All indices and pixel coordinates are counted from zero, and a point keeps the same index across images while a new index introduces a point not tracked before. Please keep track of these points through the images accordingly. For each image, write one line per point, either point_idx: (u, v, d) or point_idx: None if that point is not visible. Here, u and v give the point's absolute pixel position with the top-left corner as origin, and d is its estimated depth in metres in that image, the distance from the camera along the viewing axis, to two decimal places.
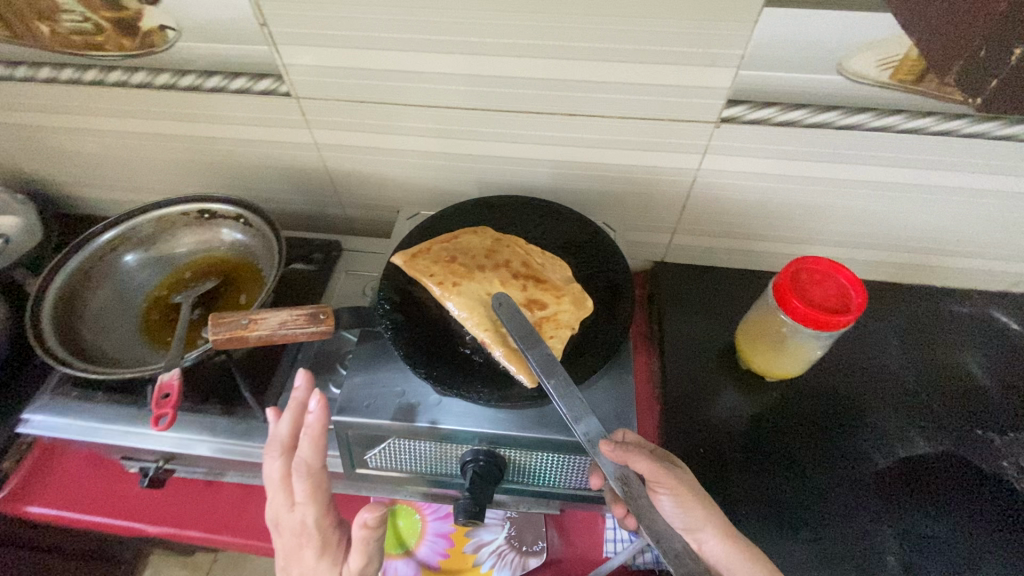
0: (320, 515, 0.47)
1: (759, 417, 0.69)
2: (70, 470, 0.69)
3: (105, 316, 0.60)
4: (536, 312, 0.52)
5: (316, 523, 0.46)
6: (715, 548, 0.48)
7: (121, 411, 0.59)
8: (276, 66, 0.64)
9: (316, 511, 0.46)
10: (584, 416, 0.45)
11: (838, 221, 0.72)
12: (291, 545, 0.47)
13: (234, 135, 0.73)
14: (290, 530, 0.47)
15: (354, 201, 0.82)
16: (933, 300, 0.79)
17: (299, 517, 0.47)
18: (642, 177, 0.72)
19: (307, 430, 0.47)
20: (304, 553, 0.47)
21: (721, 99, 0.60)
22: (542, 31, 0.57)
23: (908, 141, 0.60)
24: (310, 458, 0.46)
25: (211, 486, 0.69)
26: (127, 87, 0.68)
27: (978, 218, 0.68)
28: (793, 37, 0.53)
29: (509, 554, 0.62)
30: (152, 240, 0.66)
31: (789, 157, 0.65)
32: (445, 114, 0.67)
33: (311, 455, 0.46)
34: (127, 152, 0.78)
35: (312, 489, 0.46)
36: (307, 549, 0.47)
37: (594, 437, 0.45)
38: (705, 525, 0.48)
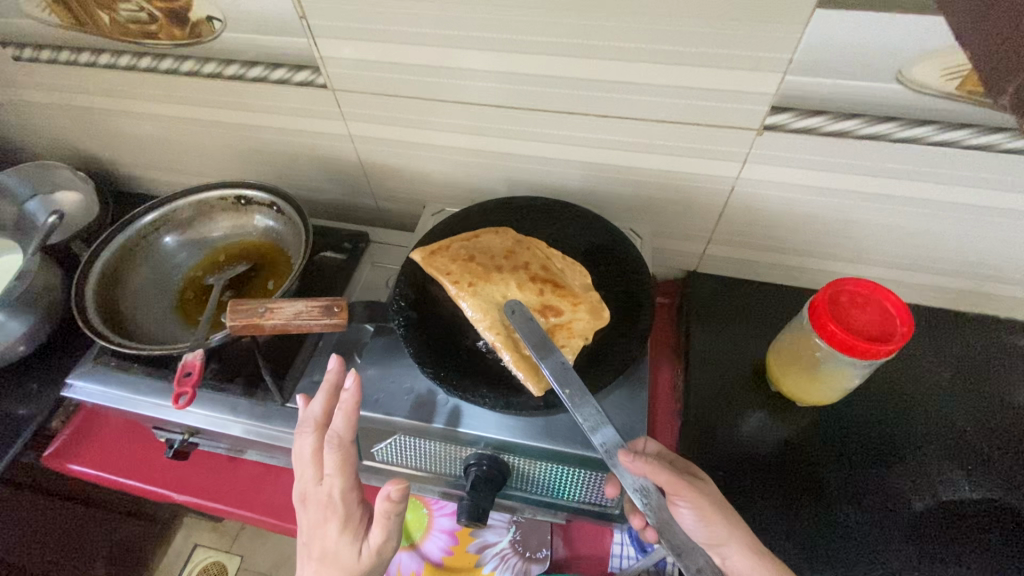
0: (345, 488, 0.46)
1: (787, 443, 0.65)
2: (110, 434, 0.74)
3: (144, 293, 0.64)
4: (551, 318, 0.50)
5: (343, 496, 0.46)
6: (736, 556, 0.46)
7: (153, 384, 0.62)
8: (314, 58, 0.65)
9: (344, 485, 0.46)
10: (601, 426, 0.44)
11: (890, 241, 0.67)
12: (315, 519, 0.47)
13: (274, 124, 0.75)
14: (316, 503, 0.47)
15: (385, 193, 0.83)
16: (993, 331, 0.72)
17: (326, 491, 0.47)
18: (676, 184, 0.69)
19: (340, 404, 0.48)
20: (327, 528, 0.46)
21: (765, 106, 0.57)
22: (575, 28, 0.55)
23: (974, 158, 0.55)
24: (341, 431, 0.47)
25: (233, 461, 0.72)
26: (177, 74, 0.70)
27: None
28: (849, 41, 0.49)
29: (512, 558, 0.62)
30: (191, 223, 0.69)
31: (838, 170, 0.61)
32: (477, 111, 0.67)
33: (343, 426, 0.47)
34: (177, 136, 0.81)
35: (341, 463, 0.46)
36: (331, 524, 0.46)
37: (612, 448, 0.44)
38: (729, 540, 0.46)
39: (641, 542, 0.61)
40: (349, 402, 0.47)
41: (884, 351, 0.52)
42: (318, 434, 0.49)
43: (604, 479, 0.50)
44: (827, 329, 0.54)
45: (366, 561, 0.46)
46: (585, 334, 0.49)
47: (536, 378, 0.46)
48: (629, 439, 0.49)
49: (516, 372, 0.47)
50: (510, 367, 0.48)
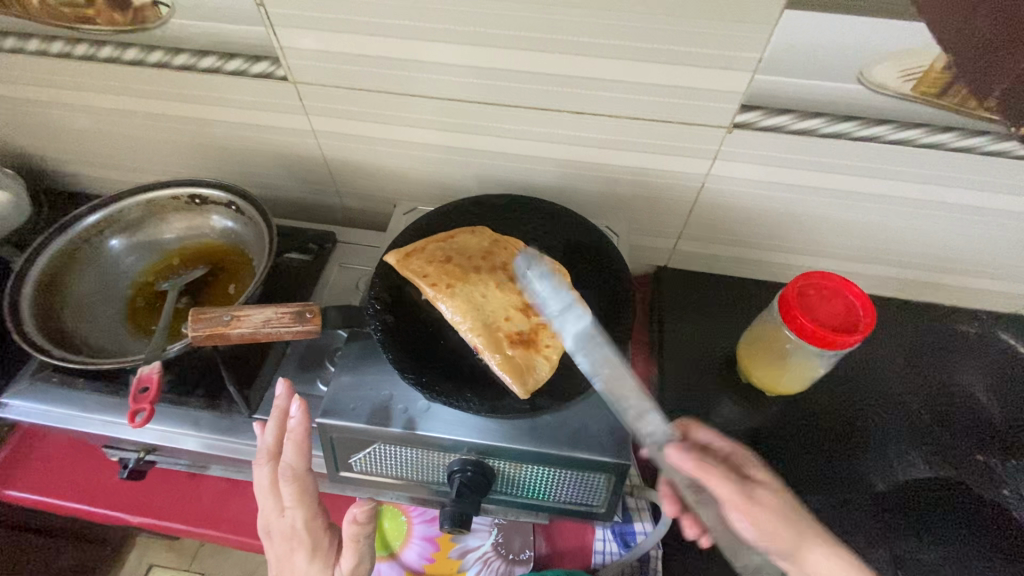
0: (308, 517, 0.47)
1: (756, 431, 0.67)
2: (52, 455, 0.68)
3: (88, 301, 0.58)
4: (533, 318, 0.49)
5: (307, 525, 0.47)
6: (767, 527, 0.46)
7: (104, 400, 0.57)
8: (273, 48, 0.61)
9: (306, 514, 0.47)
10: (650, 420, 0.45)
11: (848, 236, 0.70)
12: (282, 551, 0.48)
13: (230, 118, 0.71)
14: (281, 536, 0.48)
15: (351, 191, 0.80)
16: (940, 318, 0.77)
17: (288, 521, 0.47)
18: (648, 180, 0.69)
19: (290, 436, 0.48)
20: (295, 558, 0.47)
21: (735, 104, 0.58)
22: (549, 23, 0.55)
23: (926, 157, 0.58)
24: (294, 461, 0.47)
25: (195, 478, 0.68)
26: (118, 63, 0.65)
27: (991, 237, 0.66)
28: (817, 43, 0.50)
29: (495, 561, 0.61)
30: (141, 223, 0.64)
31: (804, 167, 0.63)
32: (447, 106, 0.65)
33: (295, 457, 0.47)
34: (119, 131, 0.75)
35: (299, 493, 0.47)
36: (298, 553, 0.47)
37: (661, 440, 0.44)
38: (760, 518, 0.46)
39: (624, 538, 0.59)
40: (298, 432, 0.46)
41: (840, 344, 0.54)
42: (273, 465, 0.49)
43: (599, 478, 0.48)
44: (796, 320, 0.56)
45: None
46: (569, 332, 0.48)
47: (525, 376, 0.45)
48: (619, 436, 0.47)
49: (500, 374, 0.45)
50: (496, 371, 0.46)
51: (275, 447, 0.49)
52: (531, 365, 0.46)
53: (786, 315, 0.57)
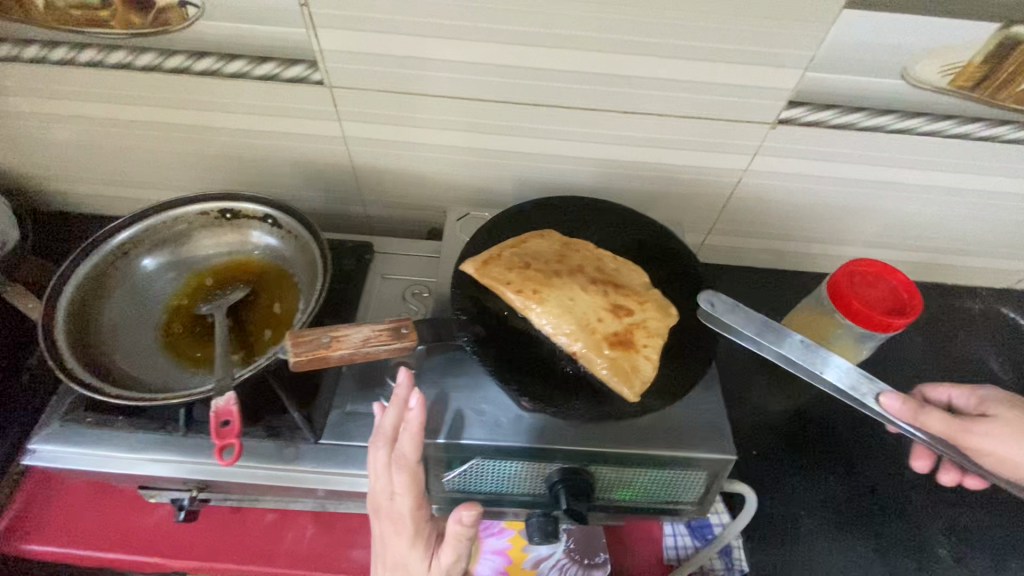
0: (414, 506, 0.44)
1: (807, 413, 0.68)
2: (72, 503, 0.61)
3: (122, 330, 0.53)
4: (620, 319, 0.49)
5: (412, 516, 0.44)
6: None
7: (149, 438, 0.53)
8: (311, 51, 0.58)
9: (412, 503, 0.44)
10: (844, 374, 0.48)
11: (871, 223, 0.74)
12: (385, 532, 0.45)
13: (252, 127, 0.66)
14: (384, 517, 0.45)
15: (377, 200, 0.77)
16: (947, 296, 0.82)
17: (395, 507, 0.44)
18: (687, 178, 0.70)
19: (407, 424, 0.44)
20: (397, 542, 0.45)
21: (782, 101, 0.60)
22: (607, 22, 0.55)
23: (953, 146, 0.62)
24: (409, 451, 0.44)
25: (239, 513, 0.63)
26: (132, 69, 0.60)
27: (999, 217, 0.71)
28: (865, 42, 0.53)
29: (571, 567, 0.60)
30: (170, 242, 0.59)
31: (839, 160, 0.65)
32: (489, 108, 0.64)
33: (412, 448, 0.43)
34: (120, 143, 0.69)
35: (409, 482, 0.44)
36: (401, 537, 0.45)
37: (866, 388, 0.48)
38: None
39: (698, 530, 0.61)
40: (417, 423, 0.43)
41: (893, 327, 0.57)
42: (389, 448, 0.45)
43: (701, 476, 0.48)
44: (850, 307, 0.59)
45: None
46: (660, 330, 0.48)
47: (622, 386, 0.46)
48: (722, 430, 0.47)
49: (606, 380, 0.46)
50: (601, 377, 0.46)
51: (393, 429, 0.45)
52: (628, 371, 0.46)
53: (838, 301, 0.60)
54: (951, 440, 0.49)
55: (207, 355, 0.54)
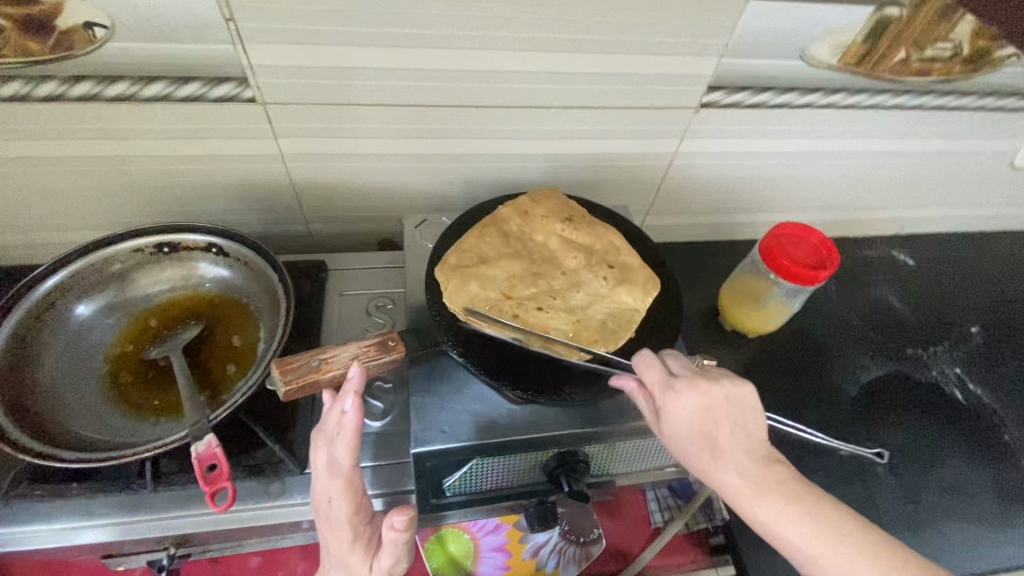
0: (352, 512, 0.44)
1: (753, 367, 0.75)
2: None
3: (63, 388, 0.48)
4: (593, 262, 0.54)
5: (349, 523, 0.44)
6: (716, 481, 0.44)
7: (110, 500, 0.48)
8: (241, 68, 0.55)
9: (351, 511, 0.43)
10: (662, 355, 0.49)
11: (786, 190, 0.83)
12: (325, 534, 0.45)
13: (176, 152, 0.62)
14: (322, 521, 0.45)
15: (321, 215, 0.74)
16: (852, 246, 0.93)
17: (330, 513, 0.44)
18: (624, 164, 0.74)
19: (342, 429, 0.43)
20: (337, 547, 0.45)
21: (704, 86, 0.65)
22: (539, 23, 0.57)
23: (845, 115, 0.71)
24: (343, 458, 0.43)
25: (219, 564, 0.59)
26: (29, 101, 0.54)
27: (884, 173, 0.82)
28: (767, 28, 0.59)
29: (568, 547, 0.63)
30: (103, 286, 0.54)
31: (755, 136, 0.72)
32: (432, 113, 0.64)
33: (345, 456, 0.42)
34: (16, 183, 0.61)
35: (345, 489, 0.43)
36: (339, 541, 0.45)
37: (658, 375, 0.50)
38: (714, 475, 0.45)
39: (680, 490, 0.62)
40: (348, 432, 0.42)
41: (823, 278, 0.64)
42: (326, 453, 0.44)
43: None
44: (782, 266, 0.65)
45: None
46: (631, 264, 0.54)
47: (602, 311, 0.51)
48: None
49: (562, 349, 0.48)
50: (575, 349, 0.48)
51: (334, 430, 0.44)
52: (610, 299, 0.51)
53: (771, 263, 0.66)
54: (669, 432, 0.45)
55: (168, 401, 0.50)
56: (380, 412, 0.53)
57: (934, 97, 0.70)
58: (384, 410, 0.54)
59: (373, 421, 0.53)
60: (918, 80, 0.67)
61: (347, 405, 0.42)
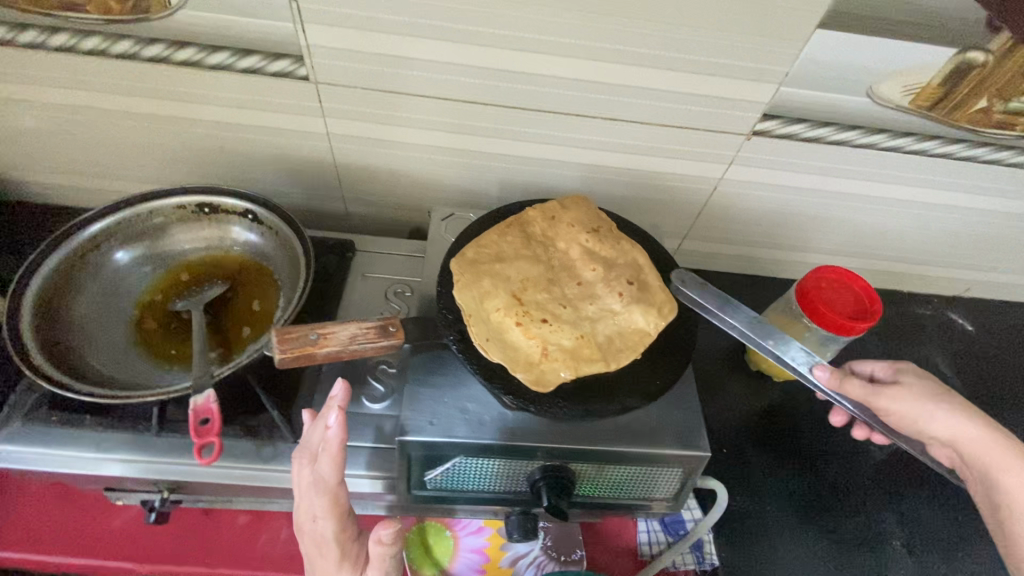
0: (338, 528, 0.45)
1: (771, 413, 0.71)
2: (31, 505, 0.58)
3: (92, 326, 0.52)
4: (607, 277, 0.51)
5: (334, 539, 0.45)
6: (951, 430, 0.51)
7: (118, 437, 0.51)
8: (298, 46, 0.58)
9: (336, 526, 0.45)
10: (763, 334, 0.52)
11: (836, 232, 0.78)
12: (312, 551, 0.46)
13: (230, 120, 0.65)
14: (311, 537, 0.46)
15: (358, 197, 0.76)
16: (905, 303, 0.87)
17: (317, 530, 0.45)
18: (665, 184, 0.73)
19: (327, 447, 0.44)
20: (323, 563, 0.46)
21: (757, 113, 0.62)
22: (591, 31, 0.56)
23: (910, 161, 0.66)
24: (329, 474, 0.44)
25: (210, 515, 0.61)
26: (106, 57, 0.58)
27: (949, 230, 0.76)
28: (833, 61, 0.56)
29: (549, 564, 0.61)
30: (143, 237, 0.57)
31: (808, 171, 0.68)
32: (475, 110, 0.64)
33: (330, 472, 0.44)
34: (90, 132, 0.66)
35: (331, 505, 0.44)
36: (326, 557, 0.46)
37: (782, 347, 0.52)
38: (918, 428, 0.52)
39: (670, 524, 0.62)
40: (334, 447, 0.43)
41: (859, 328, 0.60)
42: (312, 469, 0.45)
43: (677, 472, 0.49)
44: (816, 310, 0.62)
45: None
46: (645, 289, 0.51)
47: (615, 325, 0.49)
48: (696, 428, 0.49)
49: (559, 351, 0.46)
50: (571, 353, 0.46)
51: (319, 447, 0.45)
52: (624, 315, 0.50)
53: (806, 306, 0.63)
54: (867, 406, 0.53)
55: (183, 353, 0.52)
56: (380, 396, 0.54)
57: (1015, 154, 0.64)
58: (384, 394, 0.54)
59: (373, 403, 0.54)
60: (998, 133, 0.62)
61: (332, 420, 0.44)
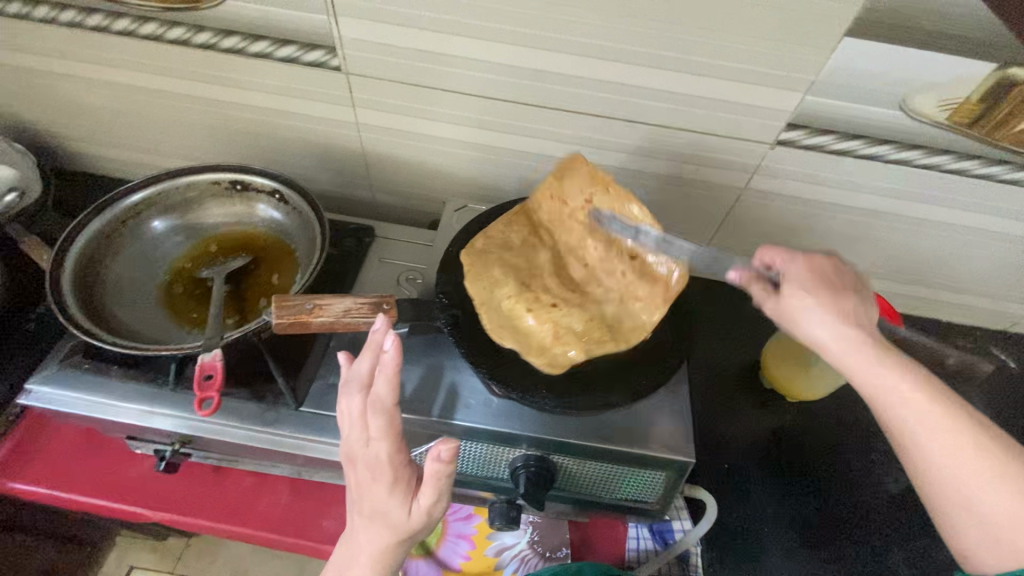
0: (394, 451, 0.43)
1: (780, 433, 0.69)
2: (65, 446, 0.64)
3: (126, 286, 0.57)
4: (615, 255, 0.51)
5: (390, 462, 0.43)
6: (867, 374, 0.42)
7: (138, 388, 0.55)
8: (331, 38, 0.61)
9: (391, 449, 0.43)
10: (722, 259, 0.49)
11: (867, 252, 0.75)
12: (364, 479, 0.44)
13: (268, 105, 0.69)
14: (363, 462, 0.43)
15: (383, 186, 0.79)
16: (942, 333, 0.82)
17: (371, 453, 0.43)
18: (685, 191, 0.72)
19: (383, 367, 0.43)
20: (375, 490, 0.43)
21: (781, 122, 0.61)
22: (611, 32, 0.56)
23: (948, 181, 0.62)
24: (385, 394, 0.43)
25: (220, 473, 0.65)
26: (162, 42, 0.63)
27: (994, 258, 0.71)
28: (863, 70, 0.54)
29: (533, 559, 0.61)
30: (179, 208, 0.62)
31: (836, 185, 0.66)
32: (496, 106, 0.66)
33: (387, 390, 0.42)
34: (146, 112, 0.72)
35: (387, 426, 0.43)
36: (380, 484, 0.43)
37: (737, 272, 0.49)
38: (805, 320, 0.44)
39: (661, 535, 0.60)
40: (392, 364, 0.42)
41: None
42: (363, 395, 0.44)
43: (661, 476, 0.49)
44: None
45: (417, 521, 0.44)
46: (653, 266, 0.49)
47: (628, 307, 0.49)
48: (683, 433, 0.49)
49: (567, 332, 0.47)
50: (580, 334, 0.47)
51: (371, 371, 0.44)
52: (638, 296, 0.49)
53: None
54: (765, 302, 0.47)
55: (202, 317, 0.56)
56: None
57: None
58: None
59: None
60: None
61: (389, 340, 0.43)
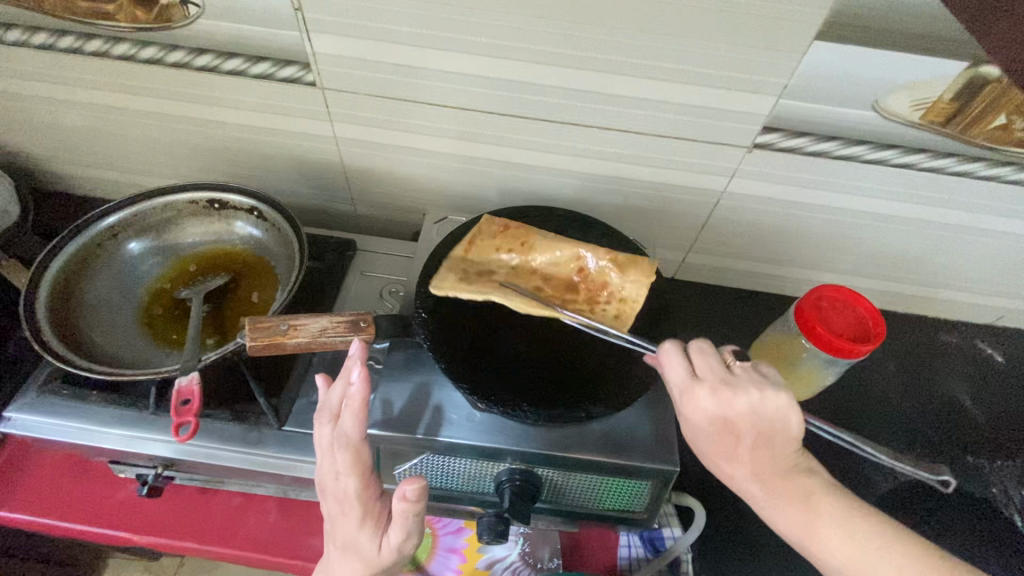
0: (361, 485, 0.44)
1: None
2: (48, 471, 0.63)
3: (103, 309, 0.56)
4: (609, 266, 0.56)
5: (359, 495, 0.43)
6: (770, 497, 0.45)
7: (118, 412, 0.54)
8: (305, 54, 0.61)
9: (359, 484, 0.43)
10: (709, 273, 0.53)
11: (849, 251, 0.75)
12: (335, 512, 0.45)
13: (246, 121, 0.69)
14: (333, 496, 0.44)
15: (366, 198, 0.79)
16: (926, 329, 0.83)
17: (340, 487, 0.44)
18: (666, 196, 0.72)
19: (350, 401, 0.43)
20: (345, 524, 0.44)
21: (758, 125, 0.61)
22: (585, 41, 0.56)
23: (925, 179, 0.63)
24: (352, 429, 0.43)
25: (207, 494, 0.64)
26: (135, 62, 0.63)
27: (975, 253, 0.72)
28: (835, 73, 0.55)
29: (524, 570, 0.61)
30: (157, 228, 0.62)
31: (815, 186, 0.66)
32: (474, 117, 0.65)
33: (353, 425, 0.43)
34: (123, 131, 0.72)
35: (356, 461, 0.43)
36: (349, 518, 0.44)
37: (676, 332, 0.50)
38: (695, 407, 0.44)
39: (652, 543, 0.60)
40: (357, 400, 0.43)
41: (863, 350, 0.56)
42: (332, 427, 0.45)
43: (646, 484, 0.49)
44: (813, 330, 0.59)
45: (389, 555, 0.44)
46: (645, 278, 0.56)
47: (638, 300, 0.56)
48: (665, 442, 0.49)
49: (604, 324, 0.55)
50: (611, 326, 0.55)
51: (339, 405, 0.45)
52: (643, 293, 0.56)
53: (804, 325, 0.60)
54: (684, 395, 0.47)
55: (181, 338, 0.56)
56: None
57: None
58: None
59: None
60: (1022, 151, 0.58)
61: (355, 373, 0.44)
